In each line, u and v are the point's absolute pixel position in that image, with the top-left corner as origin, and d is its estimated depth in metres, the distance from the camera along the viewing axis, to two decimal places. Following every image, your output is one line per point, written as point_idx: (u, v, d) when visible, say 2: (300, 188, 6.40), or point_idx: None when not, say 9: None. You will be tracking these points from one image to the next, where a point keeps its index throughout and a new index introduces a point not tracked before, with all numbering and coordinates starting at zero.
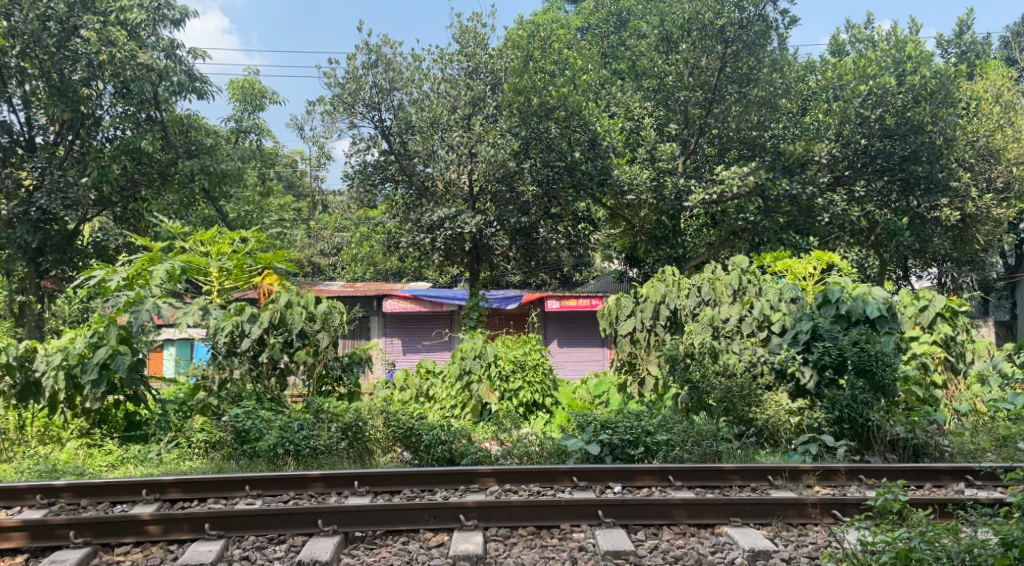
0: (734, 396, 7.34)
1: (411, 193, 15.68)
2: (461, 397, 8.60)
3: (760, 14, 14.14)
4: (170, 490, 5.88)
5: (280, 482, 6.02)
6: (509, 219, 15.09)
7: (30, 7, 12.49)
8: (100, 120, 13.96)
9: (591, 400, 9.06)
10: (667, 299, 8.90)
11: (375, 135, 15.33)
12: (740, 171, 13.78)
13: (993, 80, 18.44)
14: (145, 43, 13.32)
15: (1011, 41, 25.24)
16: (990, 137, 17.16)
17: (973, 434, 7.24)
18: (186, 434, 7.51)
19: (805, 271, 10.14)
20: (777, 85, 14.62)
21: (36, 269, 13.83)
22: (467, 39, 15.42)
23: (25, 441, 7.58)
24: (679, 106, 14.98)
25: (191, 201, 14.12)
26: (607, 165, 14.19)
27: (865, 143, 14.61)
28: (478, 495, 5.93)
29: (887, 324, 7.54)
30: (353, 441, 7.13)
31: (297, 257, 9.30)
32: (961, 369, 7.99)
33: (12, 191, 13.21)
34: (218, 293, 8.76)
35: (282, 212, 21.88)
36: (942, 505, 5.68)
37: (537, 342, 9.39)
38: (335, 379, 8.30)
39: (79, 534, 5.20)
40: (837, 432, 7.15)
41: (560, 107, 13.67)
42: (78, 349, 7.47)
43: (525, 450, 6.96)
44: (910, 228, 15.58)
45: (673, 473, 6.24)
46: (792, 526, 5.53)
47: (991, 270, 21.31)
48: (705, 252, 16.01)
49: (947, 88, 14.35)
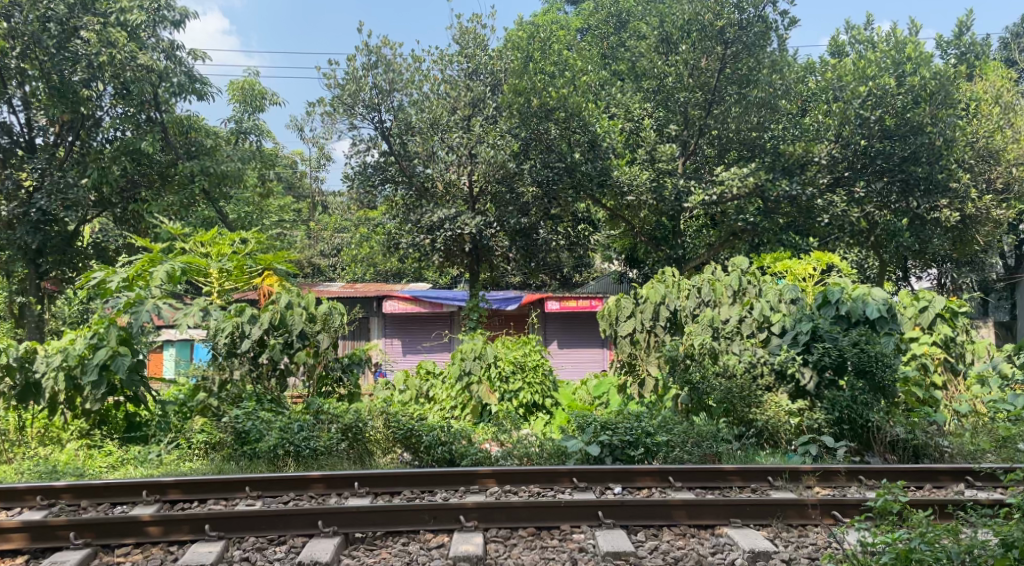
0: (734, 396, 7.34)
1: (411, 194, 15.66)
2: (461, 398, 8.61)
3: (760, 15, 14.15)
4: (170, 491, 5.88)
5: (281, 483, 6.02)
6: (510, 220, 15.08)
7: (30, 8, 12.51)
8: (101, 121, 13.98)
9: (591, 400, 9.08)
10: (667, 300, 8.91)
11: (375, 136, 15.34)
12: (740, 171, 13.80)
13: (993, 81, 18.44)
14: (145, 44, 13.33)
15: (1010, 42, 25.25)
16: (990, 138, 17.16)
17: (973, 435, 7.24)
18: (186, 435, 7.51)
19: (805, 272, 10.15)
20: (776, 86, 14.63)
21: (36, 270, 13.84)
22: (467, 40, 15.46)
23: (25, 442, 7.56)
24: (678, 107, 14.99)
25: (191, 202, 14.12)
26: (607, 166, 14.21)
27: (865, 144, 14.61)
28: (478, 495, 5.93)
29: (887, 325, 7.55)
30: (353, 442, 7.13)
31: (297, 258, 9.31)
32: (961, 370, 8.01)
33: (12, 192, 13.22)
34: (218, 293, 8.76)
35: (282, 213, 21.90)
36: (943, 506, 5.68)
37: (536, 343, 9.40)
38: (335, 380, 8.31)
39: (79, 535, 5.20)
40: (837, 432, 7.15)
41: (561, 108, 13.68)
42: (78, 350, 7.46)
43: (526, 451, 6.97)
44: (910, 230, 15.89)
45: (674, 473, 6.24)
46: (792, 526, 5.53)
47: (991, 270, 21.31)
48: (705, 253, 16.02)
49: (948, 88, 14.32)
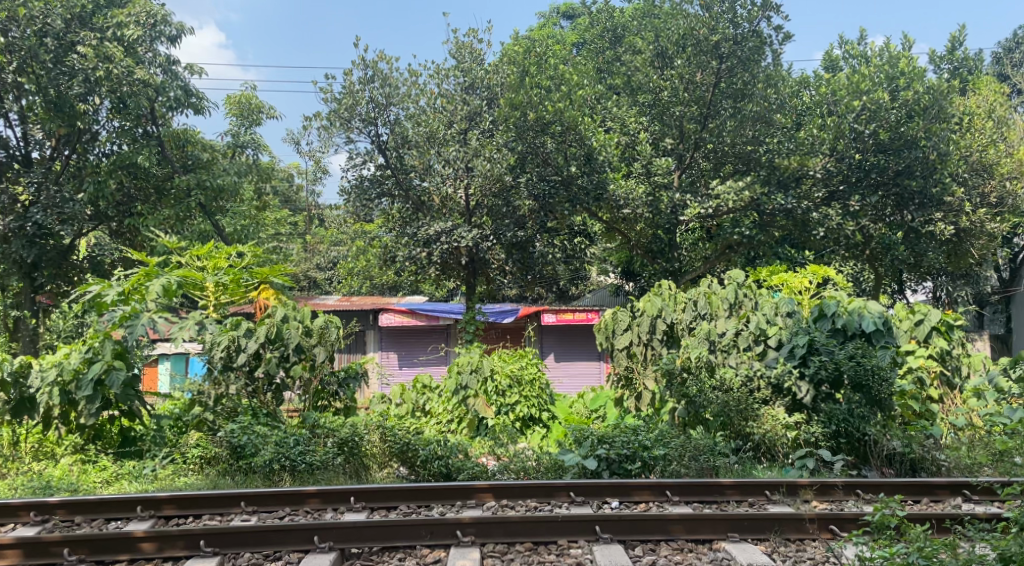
0: (731, 410, 7.35)
1: (407, 208, 15.70)
2: (457, 412, 8.59)
3: (755, 30, 14.27)
4: (165, 506, 5.84)
5: (276, 498, 5.97)
6: (506, 233, 14.78)
7: (28, 23, 12.52)
8: (98, 135, 14.01)
9: (588, 414, 9.16)
10: (664, 313, 8.92)
11: (371, 149, 15.33)
12: (736, 186, 14.10)
13: (986, 95, 18.55)
14: (142, 58, 13.43)
15: (1002, 58, 25.54)
16: (984, 153, 17.35)
17: (970, 449, 7.28)
18: (181, 450, 7.47)
19: (801, 285, 9.84)
20: (772, 100, 14.75)
21: (31, 284, 13.78)
22: (462, 54, 15.55)
23: (19, 457, 7.43)
24: (674, 121, 15.04)
25: (187, 216, 14.19)
26: (603, 180, 14.24)
27: (859, 158, 14.71)
28: (474, 510, 5.89)
29: (883, 339, 7.51)
30: (349, 456, 7.10)
31: (293, 271, 9.26)
32: (957, 384, 8.01)
33: (7, 206, 13.12)
34: (214, 308, 8.73)
35: (279, 227, 22.00)
36: (941, 520, 5.66)
37: (533, 356, 9.40)
38: (330, 394, 8.33)
39: (73, 551, 5.17)
40: (834, 446, 7.17)
41: (556, 122, 13.83)
42: (72, 365, 7.42)
43: (523, 465, 6.95)
44: (905, 242, 15.90)
45: (671, 487, 6.23)
46: (790, 541, 5.51)
47: (986, 283, 21.45)
48: (700, 266, 16.11)
49: (940, 103, 14.48)
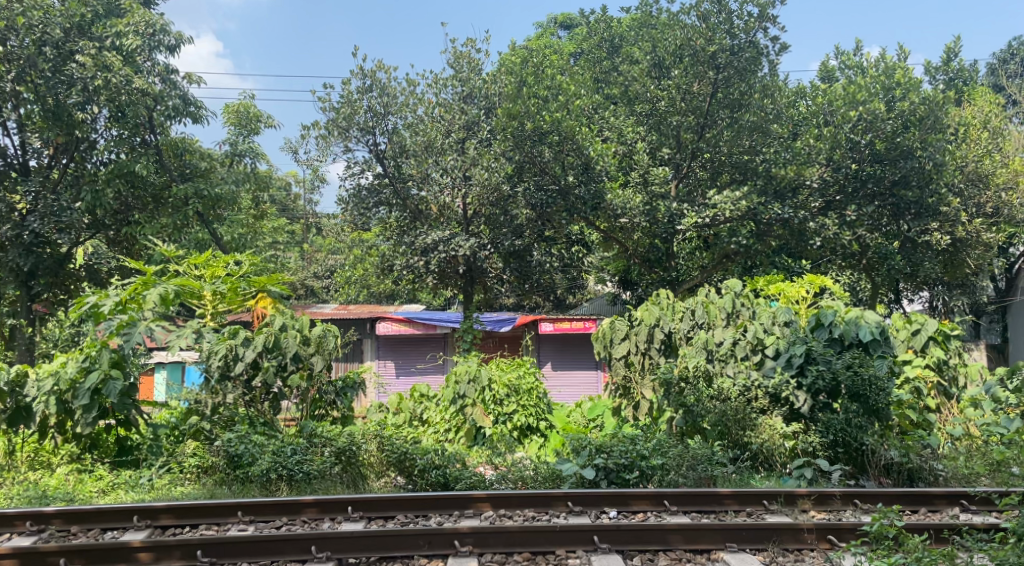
0: (729, 419, 7.44)
1: (405, 217, 15.77)
2: (455, 421, 8.58)
3: (751, 40, 14.35)
4: (162, 515, 5.81)
5: (273, 507, 5.96)
6: (504, 242, 14.93)
7: (27, 32, 12.49)
8: (95, 144, 13.99)
9: (585, 423, 9.14)
10: (661, 323, 8.94)
11: (370, 158, 15.37)
12: (733, 196, 14.01)
13: (982, 106, 18.68)
14: (141, 67, 13.53)
15: (996, 69, 25.81)
16: (980, 162, 17.39)
17: (967, 459, 7.21)
18: (177, 459, 7.44)
19: (799, 295, 9.71)
20: (768, 110, 14.92)
21: (28, 293, 13.66)
22: (461, 65, 15.63)
23: (14, 467, 7.44)
24: (672, 130, 15.11)
25: (185, 223, 14.10)
26: (600, 190, 14.13)
27: (855, 168, 14.83)
28: (472, 520, 5.88)
29: (880, 348, 7.52)
30: (347, 465, 7.06)
31: (292, 280, 9.20)
32: (953, 393, 8.03)
33: (4, 214, 12.93)
34: (211, 316, 8.66)
35: (276, 236, 22.01)
36: (939, 530, 5.65)
37: (531, 365, 9.41)
38: (328, 403, 8.34)
39: (69, 561, 5.15)
40: (832, 455, 7.18)
41: (555, 132, 13.76)
42: (69, 374, 7.37)
43: (520, 475, 6.90)
44: (901, 252, 16.05)
45: (668, 497, 6.22)
46: (789, 551, 5.50)
47: (982, 293, 21.52)
48: (698, 275, 16.10)
49: (936, 114, 14.53)
